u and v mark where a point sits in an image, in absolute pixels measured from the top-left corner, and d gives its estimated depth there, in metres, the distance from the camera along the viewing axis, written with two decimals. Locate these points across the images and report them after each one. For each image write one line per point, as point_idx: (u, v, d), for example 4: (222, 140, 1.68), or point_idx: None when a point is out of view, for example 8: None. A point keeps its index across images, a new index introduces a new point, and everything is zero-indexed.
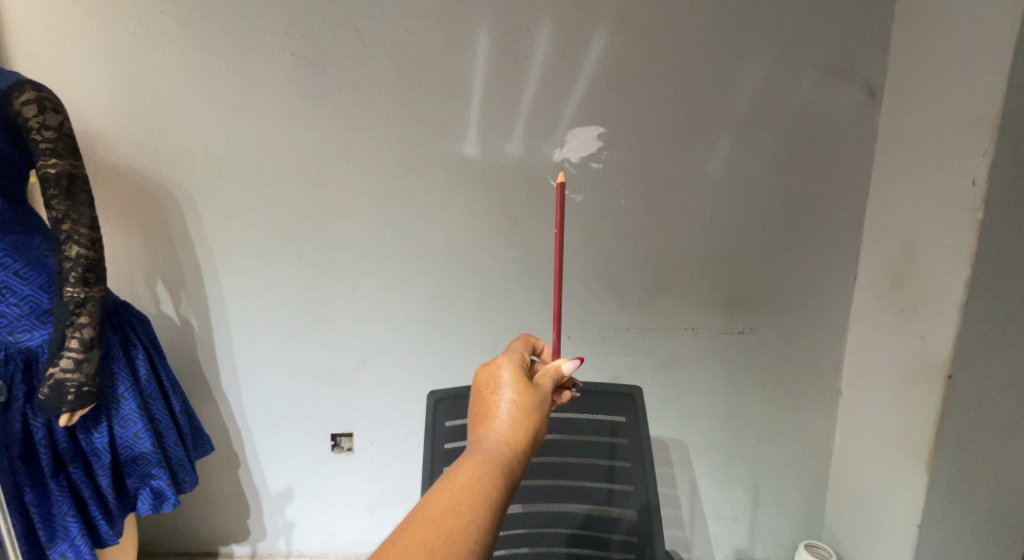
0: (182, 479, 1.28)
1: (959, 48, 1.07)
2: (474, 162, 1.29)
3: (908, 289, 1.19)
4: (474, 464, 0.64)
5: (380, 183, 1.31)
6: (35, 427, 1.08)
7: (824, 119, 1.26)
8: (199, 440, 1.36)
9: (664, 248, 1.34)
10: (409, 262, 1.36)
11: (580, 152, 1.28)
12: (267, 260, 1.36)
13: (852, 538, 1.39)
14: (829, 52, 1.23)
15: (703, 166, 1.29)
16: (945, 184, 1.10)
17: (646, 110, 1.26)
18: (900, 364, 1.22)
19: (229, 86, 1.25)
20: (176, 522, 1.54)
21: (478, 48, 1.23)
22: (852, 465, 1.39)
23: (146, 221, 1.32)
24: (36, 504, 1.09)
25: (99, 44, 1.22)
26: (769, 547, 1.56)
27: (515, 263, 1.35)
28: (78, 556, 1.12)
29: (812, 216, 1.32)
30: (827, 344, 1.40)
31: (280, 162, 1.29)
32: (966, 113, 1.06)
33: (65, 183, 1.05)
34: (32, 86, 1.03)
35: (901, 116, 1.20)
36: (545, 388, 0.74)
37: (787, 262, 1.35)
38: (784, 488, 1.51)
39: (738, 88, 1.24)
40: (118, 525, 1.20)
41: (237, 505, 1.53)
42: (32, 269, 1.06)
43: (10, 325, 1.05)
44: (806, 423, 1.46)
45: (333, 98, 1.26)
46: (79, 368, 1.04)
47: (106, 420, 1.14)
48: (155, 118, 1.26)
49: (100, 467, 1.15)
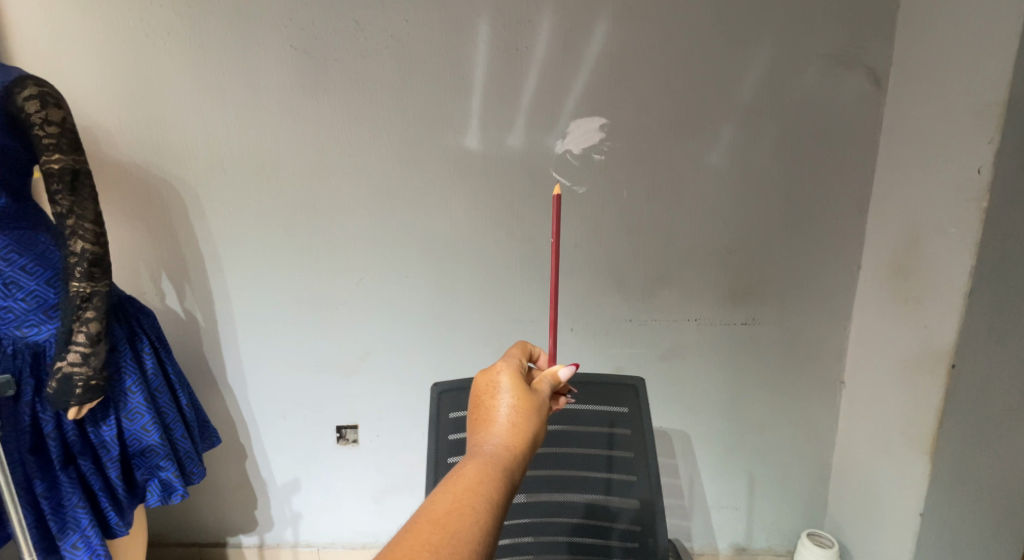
0: (191, 471, 1.29)
1: (964, 36, 1.07)
2: (475, 155, 1.29)
3: (912, 279, 1.19)
4: (476, 466, 0.64)
5: (381, 175, 1.31)
6: (45, 420, 1.09)
7: (828, 109, 1.25)
8: (206, 433, 1.38)
9: (666, 240, 1.34)
10: (412, 255, 1.36)
11: (581, 143, 1.28)
12: (270, 253, 1.36)
13: (854, 527, 1.40)
14: (833, 41, 1.21)
15: (705, 157, 1.28)
16: (952, 173, 1.09)
17: (648, 101, 1.25)
18: (904, 355, 1.22)
19: (229, 79, 1.25)
20: (184, 512, 1.56)
21: (478, 40, 1.22)
22: (854, 455, 1.39)
23: (150, 215, 1.33)
24: (47, 496, 1.11)
25: (97, 39, 1.22)
26: (769, 536, 1.57)
27: (517, 255, 1.35)
28: (89, 547, 1.14)
29: (814, 206, 1.31)
30: (829, 334, 1.40)
31: (281, 156, 1.29)
32: (972, 101, 1.05)
33: (69, 179, 1.05)
34: (34, 81, 1.03)
35: (905, 106, 1.20)
36: (543, 392, 0.75)
37: (790, 252, 1.34)
38: (785, 478, 1.51)
39: (742, 77, 1.23)
40: (128, 517, 1.21)
41: (244, 495, 1.55)
42: (38, 264, 1.07)
43: (17, 320, 1.06)
44: (808, 413, 1.46)
45: (333, 91, 1.26)
46: (86, 361, 1.05)
47: (114, 414, 1.16)
48: (155, 112, 1.26)
49: (110, 458, 1.16)
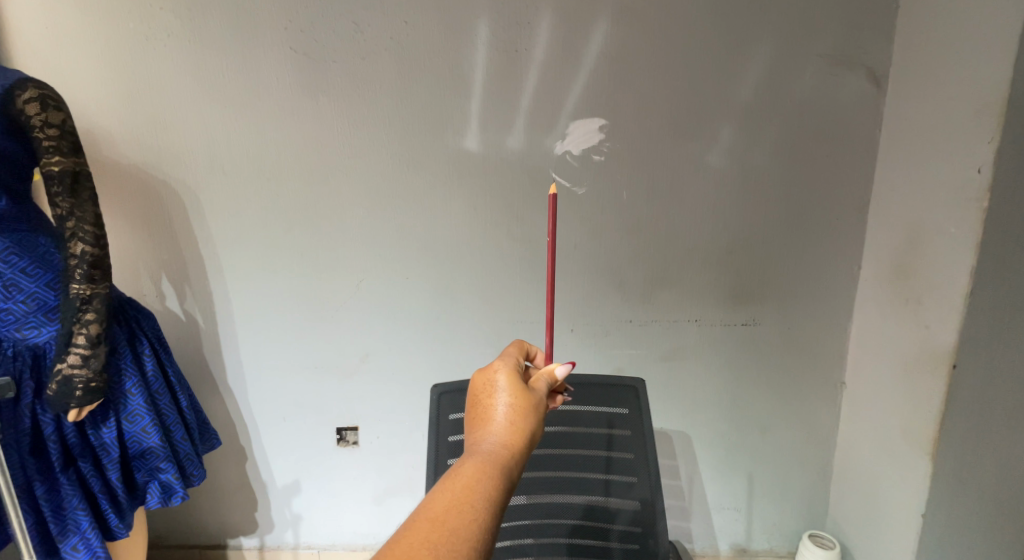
0: (191, 473, 1.29)
1: (964, 37, 1.07)
2: (475, 156, 1.29)
3: (913, 279, 1.19)
4: (473, 464, 0.64)
5: (381, 176, 1.31)
6: (45, 422, 1.09)
7: (827, 109, 1.25)
8: (206, 435, 1.38)
9: (666, 240, 1.34)
10: (412, 256, 1.36)
11: (581, 144, 1.28)
12: (270, 255, 1.36)
13: (856, 528, 1.40)
14: (832, 41, 1.21)
15: (705, 157, 1.28)
16: (952, 173, 1.09)
17: (649, 102, 1.25)
18: (905, 355, 1.22)
19: (229, 81, 1.25)
20: (185, 514, 1.56)
21: (479, 41, 1.23)
22: (856, 455, 1.39)
23: (150, 217, 1.33)
24: (47, 498, 1.11)
25: (99, 41, 1.22)
26: (771, 537, 1.56)
27: (517, 255, 1.35)
28: (88, 549, 1.13)
29: (814, 207, 1.31)
30: (829, 334, 1.39)
31: (281, 158, 1.30)
32: (971, 102, 1.05)
33: (69, 181, 1.05)
34: (35, 84, 1.03)
35: (905, 106, 1.20)
36: (540, 391, 0.75)
37: (790, 252, 1.34)
38: (786, 479, 1.51)
39: (742, 78, 1.23)
40: (128, 518, 1.21)
41: (245, 496, 1.55)
42: (38, 266, 1.07)
43: (17, 322, 1.06)
44: (809, 413, 1.46)
45: (334, 93, 1.26)
46: (86, 363, 1.05)
47: (114, 415, 1.16)
48: (156, 114, 1.27)
49: (109, 460, 1.16)
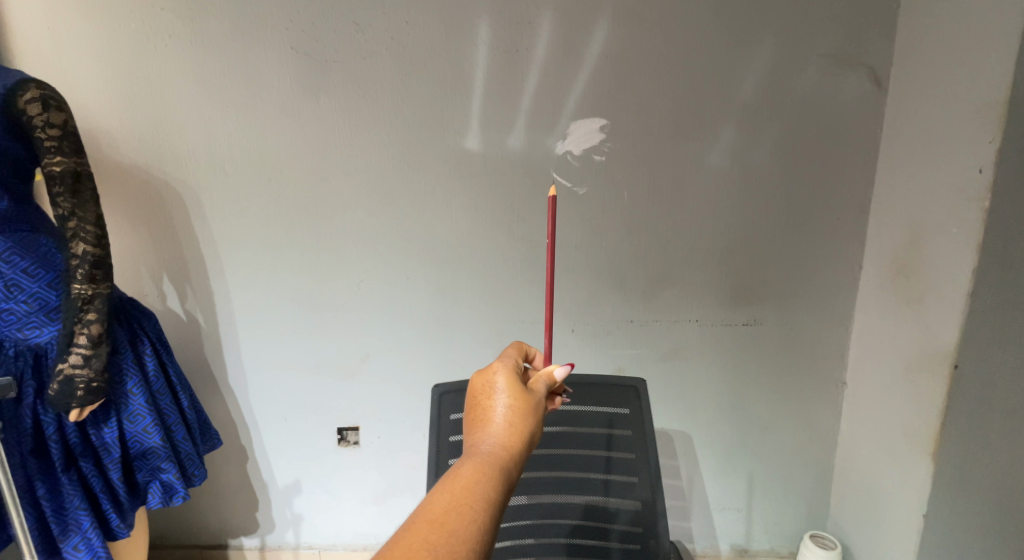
0: (192, 473, 1.29)
1: (965, 36, 1.06)
2: (476, 156, 1.29)
3: (914, 279, 1.19)
4: (472, 465, 0.64)
5: (382, 176, 1.31)
6: (46, 422, 1.09)
7: (828, 109, 1.25)
8: (207, 435, 1.38)
9: (667, 240, 1.34)
10: (413, 256, 1.36)
11: (582, 144, 1.28)
12: (270, 255, 1.36)
13: (857, 528, 1.39)
14: (834, 41, 1.21)
15: (706, 157, 1.28)
16: (953, 173, 1.09)
17: (649, 102, 1.25)
18: (906, 355, 1.22)
19: (230, 81, 1.25)
20: (186, 513, 1.56)
21: (479, 41, 1.23)
22: (857, 455, 1.39)
23: (151, 217, 1.33)
24: (48, 497, 1.11)
25: (99, 41, 1.22)
26: (772, 537, 1.56)
27: (518, 255, 1.35)
28: (90, 549, 1.14)
29: (815, 207, 1.31)
30: (830, 333, 1.39)
31: (282, 158, 1.30)
32: (973, 102, 1.05)
33: (71, 181, 1.05)
34: (36, 85, 1.04)
35: (907, 106, 1.19)
36: (539, 392, 0.75)
37: (791, 252, 1.34)
38: (787, 479, 1.51)
39: (743, 77, 1.23)
40: (129, 518, 1.21)
41: (246, 496, 1.55)
42: (40, 266, 1.07)
43: (19, 322, 1.06)
44: (810, 413, 1.45)
45: (334, 93, 1.26)
46: (88, 363, 1.05)
47: (115, 415, 1.16)
48: (157, 114, 1.27)
49: (111, 460, 1.16)
